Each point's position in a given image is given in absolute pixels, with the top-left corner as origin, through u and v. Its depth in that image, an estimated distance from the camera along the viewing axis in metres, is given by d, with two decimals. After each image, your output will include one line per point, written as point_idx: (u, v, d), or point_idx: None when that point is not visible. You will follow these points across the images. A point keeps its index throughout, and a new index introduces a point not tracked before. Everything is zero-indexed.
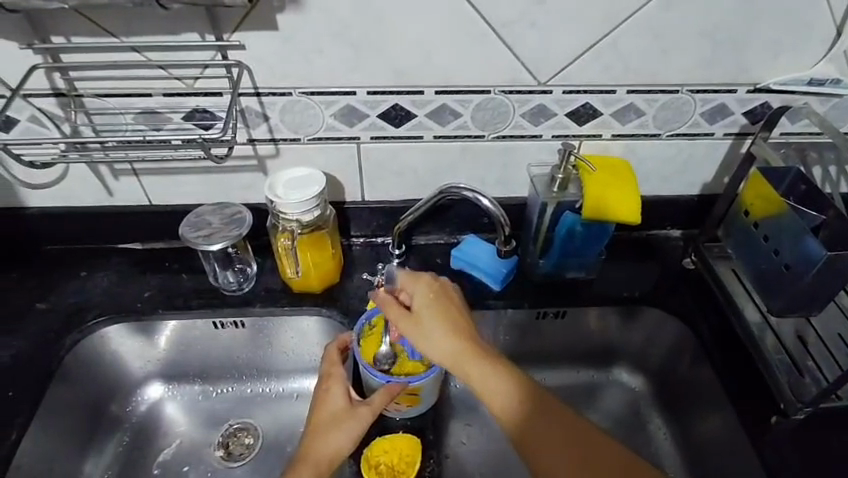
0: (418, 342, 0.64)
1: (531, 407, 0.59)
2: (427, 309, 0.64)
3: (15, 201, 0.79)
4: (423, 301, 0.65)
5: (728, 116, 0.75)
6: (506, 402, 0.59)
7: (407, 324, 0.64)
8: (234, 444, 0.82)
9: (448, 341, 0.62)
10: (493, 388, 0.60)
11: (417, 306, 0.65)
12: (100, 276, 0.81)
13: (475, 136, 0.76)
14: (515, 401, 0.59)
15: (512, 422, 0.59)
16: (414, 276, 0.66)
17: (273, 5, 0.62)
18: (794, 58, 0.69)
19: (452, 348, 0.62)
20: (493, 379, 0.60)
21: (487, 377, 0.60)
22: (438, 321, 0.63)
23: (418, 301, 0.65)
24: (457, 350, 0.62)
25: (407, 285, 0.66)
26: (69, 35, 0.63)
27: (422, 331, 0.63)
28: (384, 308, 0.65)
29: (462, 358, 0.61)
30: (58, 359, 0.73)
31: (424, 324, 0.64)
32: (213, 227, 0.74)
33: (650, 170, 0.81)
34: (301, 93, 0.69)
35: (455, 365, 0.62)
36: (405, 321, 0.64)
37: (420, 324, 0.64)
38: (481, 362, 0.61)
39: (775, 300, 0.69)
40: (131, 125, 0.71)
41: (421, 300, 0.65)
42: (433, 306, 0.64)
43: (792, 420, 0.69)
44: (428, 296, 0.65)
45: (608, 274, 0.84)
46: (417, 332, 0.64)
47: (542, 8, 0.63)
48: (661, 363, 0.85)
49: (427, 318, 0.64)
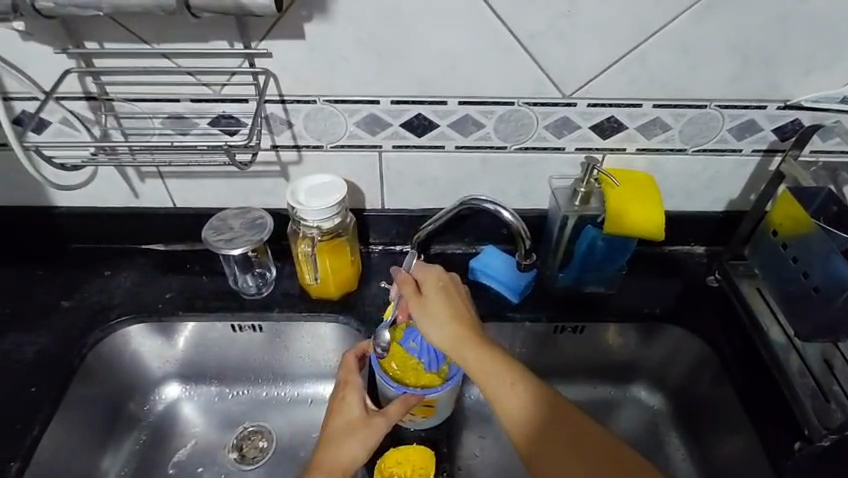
0: (424, 325, 0.64)
1: (534, 404, 0.59)
2: (438, 294, 0.65)
3: (45, 200, 0.81)
4: (434, 287, 0.66)
5: (757, 132, 0.74)
6: (509, 395, 0.59)
7: (417, 306, 0.65)
8: (248, 447, 0.83)
9: (454, 328, 0.63)
10: (497, 381, 0.60)
11: (427, 292, 0.66)
12: (124, 275, 0.83)
13: (497, 147, 0.75)
14: (519, 396, 0.59)
15: (512, 416, 0.59)
16: (428, 265, 0.68)
17: (301, 14, 0.62)
18: (827, 74, 0.68)
19: (457, 334, 0.62)
20: (497, 372, 0.60)
21: (491, 368, 0.60)
22: (447, 307, 0.64)
23: (429, 286, 0.66)
24: (463, 337, 0.62)
25: (419, 274, 0.67)
26: (103, 40, 0.64)
27: (430, 314, 0.64)
28: (400, 287, 0.66)
29: (467, 347, 0.62)
30: (80, 357, 0.75)
31: (432, 307, 0.64)
32: (235, 232, 0.74)
33: (674, 185, 0.80)
34: (326, 101, 0.70)
35: (459, 352, 0.62)
36: (415, 302, 0.65)
37: (429, 307, 0.64)
38: (486, 353, 0.61)
39: (801, 324, 0.67)
40: (159, 129, 0.72)
41: (433, 285, 0.66)
42: (444, 293, 0.65)
43: (816, 448, 0.66)
44: (440, 282, 0.66)
45: (629, 289, 0.83)
46: (425, 315, 0.64)
47: (569, 21, 0.63)
48: (681, 382, 0.83)
49: (436, 303, 0.64)
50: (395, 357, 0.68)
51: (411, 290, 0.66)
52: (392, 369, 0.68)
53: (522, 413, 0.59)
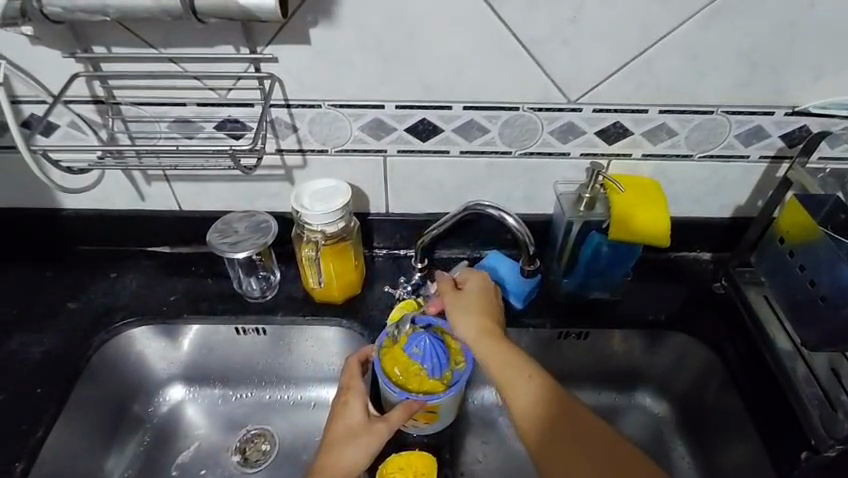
0: (455, 319, 0.67)
1: (549, 404, 0.60)
2: (475, 294, 0.69)
3: (53, 202, 0.81)
4: (474, 288, 0.70)
5: (764, 138, 0.73)
6: (525, 394, 0.61)
7: (453, 302, 0.69)
8: (251, 450, 0.83)
9: (482, 325, 0.66)
10: (515, 379, 0.61)
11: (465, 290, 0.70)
12: (129, 277, 0.83)
13: (502, 152, 0.75)
14: (534, 397, 0.60)
15: (525, 412, 0.60)
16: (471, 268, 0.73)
17: (307, 20, 0.63)
18: (836, 81, 0.67)
19: (485, 331, 0.65)
20: (516, 370, 0.62)
21: (511, 365, 0.62)
22: (479, 306, 0.68)
23: (469, 286, 0.70)
24: (489, 335, 0.65)
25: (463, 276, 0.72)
26: (110, 45, 0.65)
27: (463, 309, 0.68)
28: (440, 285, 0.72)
29: (491, 344, 0.64)
30: (86, 358, 0.75)
31: (466, 304, 0.68)
32: (239, 235, 0.75)
33: (680, 191, 0.80)
34: (331, 106, 0.70)
35: (484, 349, 0.64)
36: (451, 298, 0.69)
37: (463, 304, 0.68)
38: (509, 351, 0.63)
39: (808, 332, 0.67)
40: (165, 132, 0.73)
41: (471, 286, 0.70)
42: (480, 294, 0.70)
43: (822, 458, 0.65)
44: (480, 285, 0.71)
45: (634, 296, 0.82)
46: (458, 310, 0.68)
47: (575, 27, 0.63)
48: (686, 389, 0.83)
49: (472, 299, 0.69)
50: (398, 360, 0.69)
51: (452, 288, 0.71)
52: (395, 372, 0.68)
53: (536, 413, 0.60)
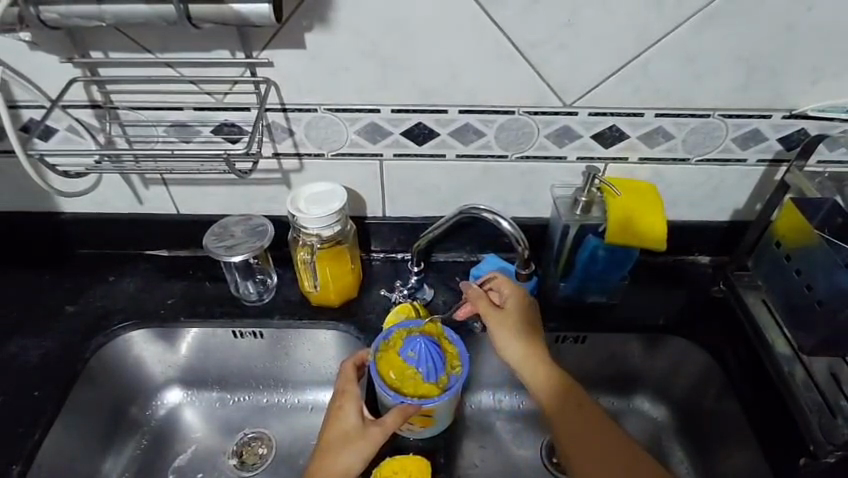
0: (497, 336, 0.68)
1: (573, 404, 0.64)
2: (515, 310, 0.70)
3: (52, 206, 0.82)
4: (514, 303, 0.70)
5: (761, 141, 0.73)
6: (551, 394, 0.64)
7: (494, 319, 0.69)
8: (248, 453, 0.83)
9: (521, 339, 0.67)
10: (543, 383, 0.65)
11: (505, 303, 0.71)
12: (127, 281, 0.84)
13: (498, 156, 0.75)
14: (558, 398, 0.64)
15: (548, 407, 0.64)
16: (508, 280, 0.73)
17: (302, 24, 0.63)
18: (833, 84, 0.67)
19: (523, 344, 0.67)
20: (545, 373, 0.65)
21: (542, 370, 0.65)
22: (521, 320, 0.69)
23: (509, 302, 0.70)
24: (527, 345, 0.67)
25: (501, 288, 0.72)
26: (107, 50, 0.65)
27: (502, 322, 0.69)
28: (475, 301, 0.71)
29: (525, 350, 0.67)
30: (84, 361, 0.75)
31: (507, 321, 0.69)
32: (237, 238, 0.75)
33: (678, 195, 0.79)
34: (327, 110, 0.70)
35: (523, 360, 0.66)
36: (492, 315, 0.70)
37: (504, 320, 0.69)
38: (539, 356, 0.66)
39: (807, 336, 0.66)
40: (162, 137, 0.73)
41: (512, 301, 0.70)
42: (520, 308, 0.70)
43: (821, 464, 0.64)
44: (518, 299, 0.71)
45: (633, 299, 0.82)
46: (499, 327, 0.69)
47: (571, 31, 0.63)
48: (685, 394, 0.82)
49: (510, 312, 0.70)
50: (395, 364, 0.68)
51: (489, 301, 0.71)
52: (391, 377, 0.68)
53: (561, 413, 0.63)
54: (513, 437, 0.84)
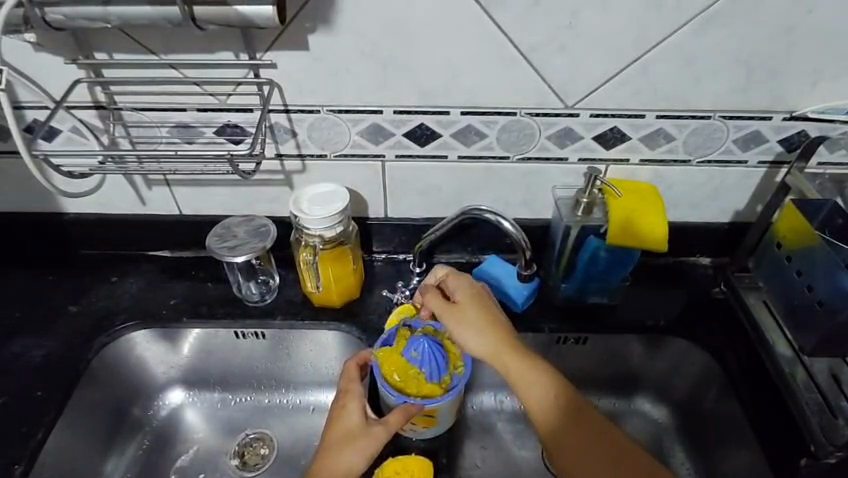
0: (458, 334, 0.67)
1: (560, 403, 0.62)
2: (473, 304, 0.68)
3: (55, 206, 0.82)
4: (466, 295, 0.69)
5: (762, 143, 0.73)
6: (533, 394, 0.62)
7: (450, 314, 0.68)
8: (250, 454, 0.83)
9: (486, 335, 0.65)
10: (522, 377, 0.63)
11: (459, 298, 0.69)
12: (130, 282, 0.84)
13: (500, 157, 0.75)
14: (540, 390, 0.62)
15: (532, 400, 0.62)
16: (459, 274, 0.72)
17: (305, 26, 0.63)
18: (834, 86, 0.67)
19: (491, 341, 0.65)
20: (524, 370, 0.63)
21: (520, 364, 0.63)
22: (480, 313, 0.67)
23: (462, 295, 0.69)
24: (496, 341, 0.65)
25: (452, 281, 0.71)
26: (111, 52, 0.66)
27: (463, 320, 0.67)
28: (428, 298, 0.69)
29: (496, 346, 0.65)
30: (86, 361, 0.76)
31: (466, 316, 0.67)
32: (239, 239, 0.75)
33: (679, 196, 0.80)
34: (329, 111, 0.71)
35: (492, 357, 0.65)
36: (448, 312, 0.68)
37: (461, 316, 0.67)
38: (515, 355, 0.64)
39: (808, 337, 0.66)
40: (166, 137, 0.74)
41: (464, 295, 0.69)
42: (475, 299, 0.69)
43: (821, 464, 0.64)
44: (472, 291, 0.69)
45: (633, 300, 0.82)
46: (459, 323, 0.67)
47: (572, 33, 0.63)
48: (686, 394, 0.82)
49: (469, 309, 0.67)
50: (396, 361, 0.69)
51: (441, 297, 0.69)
52: (391, 374, 0.68)
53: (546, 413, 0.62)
54: (514, 438, 0.84)
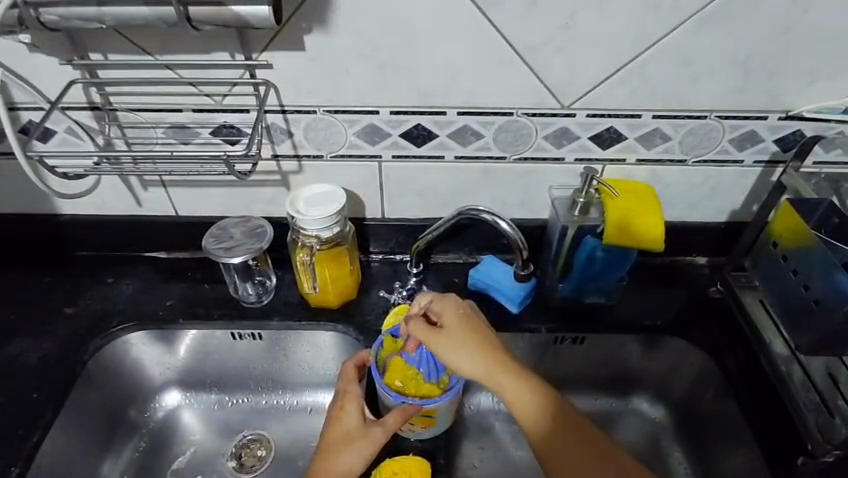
0: (447, 359, 0.64)
1: (556, 419, 0.61)
2: (459, 328, 0.65)
3: (50, 208, 0.82)
4: (453, 318, 0.66)
5: (758, 142, 0.73)
6: (529, 412, 0.61)
7: (437, 339, 0.64)
8: (247, 455, 0.83)
9: (476, 356, 0.63)
10: (515, 394, 0.61)
11: (445, 322, 0.66)
12: (126, 283, 0.84)
13: (497, 157, 0.75)
14: (535, 405, 0.61)
15: (526, 414, 0.61)
16: (442, 296, 0.68)
17: (301, 26, 0.63)
18: (829, 85, 0.68)
19: (482, 362, 0.63)
20: (517, 388, 0.61)
21: (513, 383, 0.61)
22: (467, 336, 0.64)
23: (449, 319, 0.66)
24: (488, 362, 0.62)
25: (436, 305, 0.67)
26: (107, 52, 0.66)
27: (451, 344, 0.64)
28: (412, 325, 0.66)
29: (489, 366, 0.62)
30: (82, 363, 0.75)
31: (455, 340, 0.64)
32: (236, 240, 0.75)
33: (675, 195, 0.80)
34: (326, 111, 0.71)
35: (484, 377, 0.62)
36: (435, 338, 0.64)
37: (449, 339, 0.64)
38: (509, 373, 0.62)
39: (802, 337, 0.66)
40: (162, 138, 0.73)
41: (450, 318, 0.66)
42: (463, 322, 0.65)
43: (819, 463, 0.64)
44: (457, 316, 0.66)
45: (630, 300, 0.82)
46: (447, 348, 0.64)
47: (568, 33, 0.63)
48: (683, 394, 0.82)
49: (457, 333, 0.64)
50: (400, 373, 0.69)
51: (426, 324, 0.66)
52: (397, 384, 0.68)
53: (541, 430, 0.61)
54: (512, 439, 0.84)
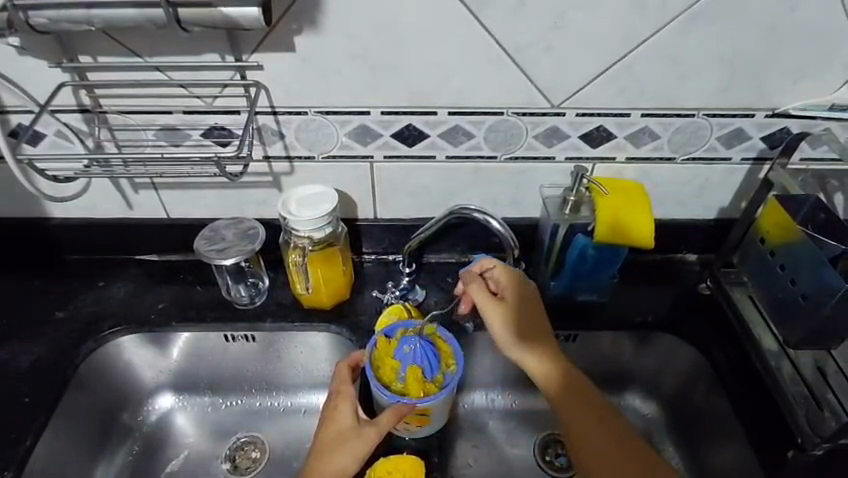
0: (497, 330, 0.68)
1: (575, 393, 0.65)
2: (516, 304, 0.70)
3: (41, 211, 0.82)
4: (513, 294, 0.71)
5: (745, 140, 0.74)
6: (553, 387, 0.66)
7: (495, 309, 0.69)
8: (241, 458, 0.83)
9: (524, 333, 0.68)
10: (543, 367, 0.66)
11: (506, 295, 0.71)
12: (117, 286, 0.83)
13: (487, 157, 0.76)
14: (558, 378, 0.66)
15: (550, 386, 0.66)
16: (507, 269, 0.73)
17: (291, 27, 0.63)
18: (815, 83, 0.68)
19: (525, 337, 0.68)
20: (544, 362, 0.66)
21: (542, 356, 0.67)
22: (520, 312, 0.69)
23: (511, 294, 0.70)
24: (530, 339, 0.68)
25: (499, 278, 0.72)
26: (96, 55, 0.65)
27: (505, 317, 0.69)
28: (475, 292, 0.71)
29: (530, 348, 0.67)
30: (74, 367, 0.75)
31: (510, 316, 0.69)
32: (227, 242, 0.75)
33: (665, 193, 0.81)
34: (316, 112, 0.71)
35: (525, 352, 0.67)
36: (493, 309, 0.69)
37: (505, 312, 0.69)
38: (543, 350, 0.67)
39: (795, 332, 0.68)
40: (152, 141, 0.73)
41: (510, 292, 0.71)
42: (522, 303, 0.70)
43: (809, 456, 0.65)
44: (519, 292, 0.71)
45: (622, 297, 0.83)
46: (501, 320, 0.69)
47: (557, 33, 0.64)
48: (675, 390, 0.83)
49: (512, 308, 0.69)
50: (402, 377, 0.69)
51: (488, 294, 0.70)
52: (400, 388, 0.68)
53: (565, 405, 0.65)
54: (506, 437, 0.84)
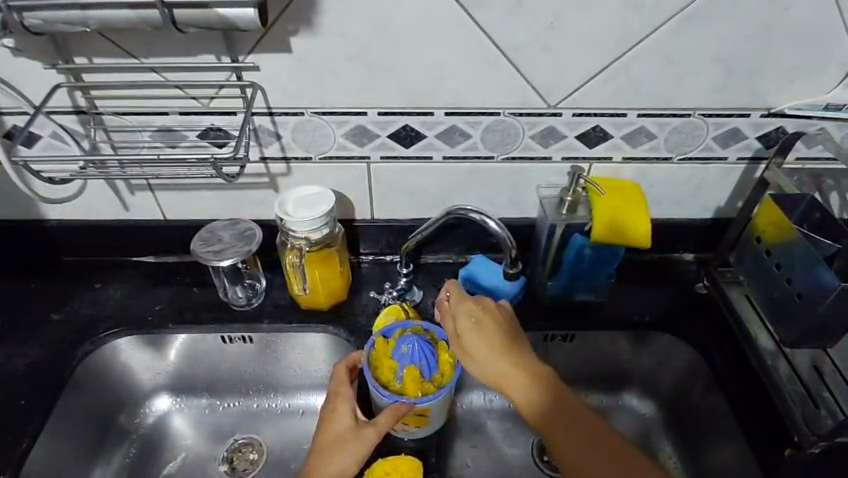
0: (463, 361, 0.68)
1: (553, 406, 0.63)
2: (471, 333, 0.67)
3: (36, 213, 0.81)
4: (467, 323, 0.68)
5: (741, 139, 0.75)
6: (529, 403, 0.64)
7: (454, 343, 0.68)
8: (239, 459, 0.83)
9: (486, 359, 0.66)
10: (515, 386, 0.64)
11: (461, 326, 0.68)
12: (114, 288, 0.83)
13: (484, 157, 0.76)
14: (533, 394, 0.64)
15: (524, 404, 0.64)
16: (462, 298, 0.70)
17: (287, 28, 0.63)
18: (809, 83, 0.69)
19: (488, 363, 0.66)
20: (515, 381, 0.65)
21: (511, 376, 0.65)
22: (477, 340, 0.67)
23: (461, 324, 0.68)
24: (494, 363, 0.65)
25: (453, 308, 0.70)
26: (92, 56, 0.65)
27: (465, 348, 0.67)
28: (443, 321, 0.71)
29: (494, 371, 0.66)
30: (70, 369, 0.75)
31: (469, 346, 0.67)
32: (224, 243, 0.75)
33: (661, 193, 0.81)
34: (313, 113, 0.71)
35: (493, 377, 0.66)
36: (452, 341, 0.69)
37: (462, 344, 0.68)
38: (512, 370, 0.65)
39: (786, 331, 0.69)
40: (148, 142, 0.73)
41: (464, 322, 0.68)
42: (476, 327, 0.67)
43: (807, 455, 0.65)
44: (471, 321, 0.68)
45: (619, 297, 0.83)
46: (462, 351, 0.68)
47: (553, 33, 0.64)
48: (672, 389, 0.83)
49: (468, 338, 0.67)
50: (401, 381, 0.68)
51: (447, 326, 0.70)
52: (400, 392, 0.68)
53: (545, 419, 0.63)
54: (504, 437, 0.84)
